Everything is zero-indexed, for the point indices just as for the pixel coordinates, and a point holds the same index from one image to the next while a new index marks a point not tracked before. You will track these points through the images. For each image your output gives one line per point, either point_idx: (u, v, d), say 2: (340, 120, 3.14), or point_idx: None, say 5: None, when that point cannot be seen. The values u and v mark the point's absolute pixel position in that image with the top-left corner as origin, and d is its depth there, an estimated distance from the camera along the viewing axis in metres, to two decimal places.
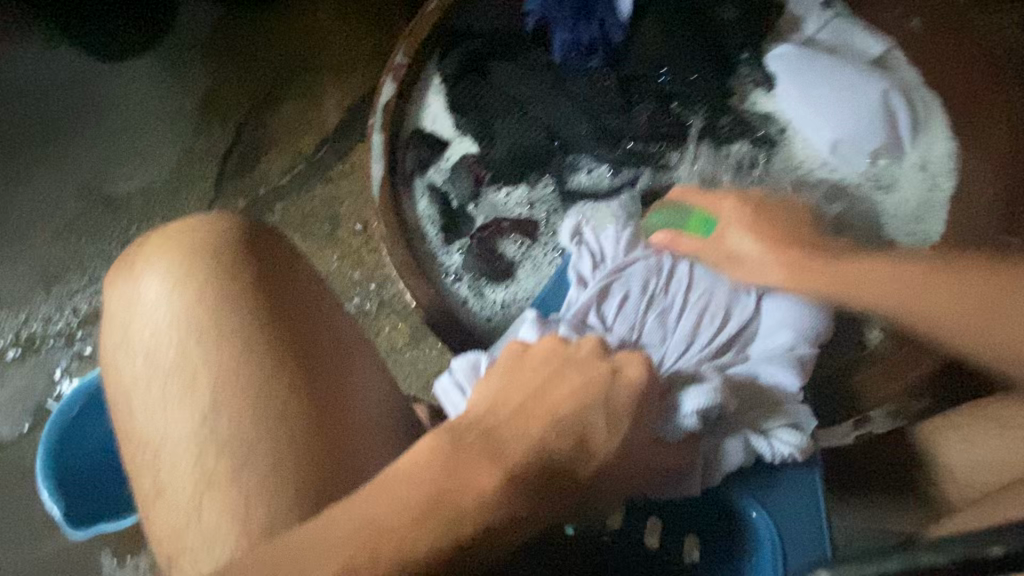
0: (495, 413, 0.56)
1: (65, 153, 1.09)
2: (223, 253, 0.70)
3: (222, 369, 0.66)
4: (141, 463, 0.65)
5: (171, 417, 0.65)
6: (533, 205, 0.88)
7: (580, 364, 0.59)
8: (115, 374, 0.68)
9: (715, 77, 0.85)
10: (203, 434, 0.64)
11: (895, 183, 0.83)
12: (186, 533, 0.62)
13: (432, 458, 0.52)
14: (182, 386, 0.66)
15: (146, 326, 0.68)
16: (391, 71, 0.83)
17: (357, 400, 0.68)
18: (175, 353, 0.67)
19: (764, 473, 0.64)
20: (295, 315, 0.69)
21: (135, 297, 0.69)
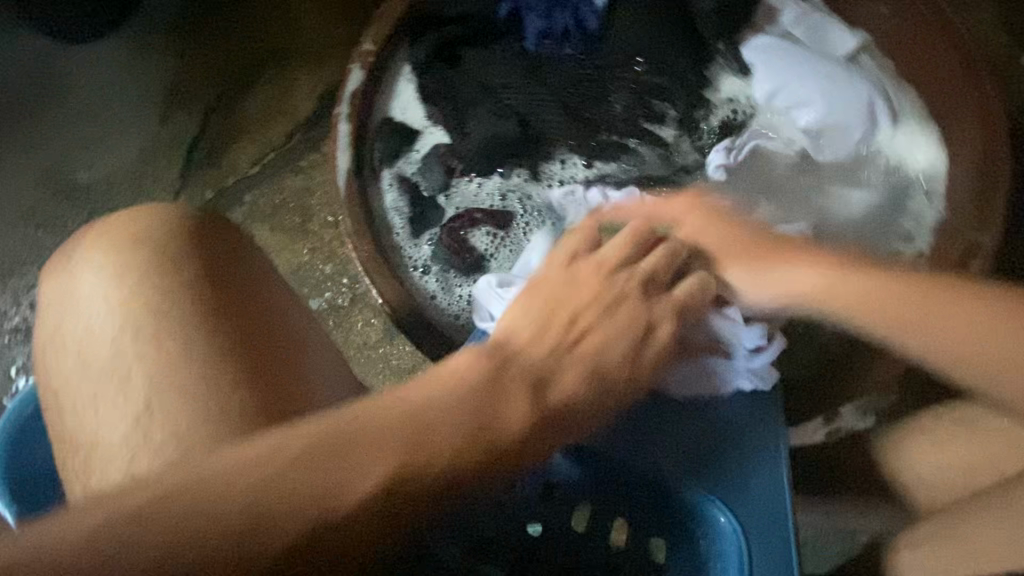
0: (535, 347, 0.53)
1: (21, 141, 1.04)
2: (160, 240, 0.54)
3: (162, 366, 0.50)
4: (79, 489, 0.49)
5: (103, 422, 0.49)
6: (505, 196, 0.79)
7: (615, 310, 0.56)
8: (44, 385, 0.53)
9: (693, 67, 0.79)
10: (136, 439, 0.48)
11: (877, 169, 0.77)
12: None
13: (476, 384, 0.48)
14: (108, 389, 0.50)
15: (81, 325, 0.52)
16: (359, 58, 0.75)
17: (313, 396, 0.53)
18: (105, 351, 0.51)
19: (730, 466, 0.56)
20: (239, 304, 0.54)
21: (67, 293, 0.54)
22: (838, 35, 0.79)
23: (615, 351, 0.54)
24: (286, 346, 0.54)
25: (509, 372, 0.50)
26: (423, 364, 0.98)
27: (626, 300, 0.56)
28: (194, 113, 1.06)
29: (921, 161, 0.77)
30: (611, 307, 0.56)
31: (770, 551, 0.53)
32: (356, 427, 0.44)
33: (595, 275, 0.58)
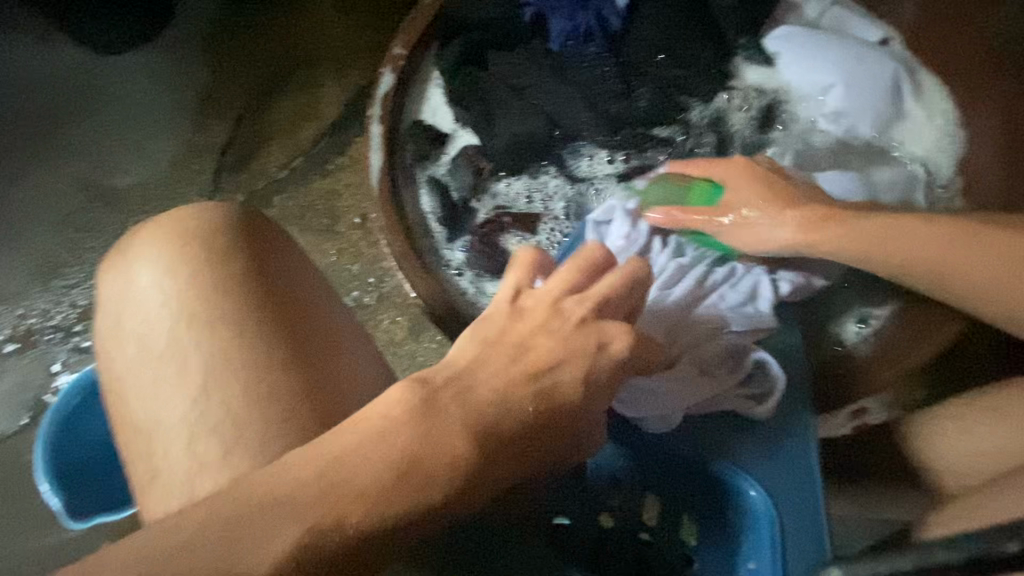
0: (475, 372, 0.46)
1: (62, 148, 1.09)
2: (214, 234, 0.57)
3: (217, 352, 0.53)
4: (141, 469, 0.53)
5: (164, 404, 0.53)
6: (532, 196, 0.82)
7: (565, 330, 0.49)
8: (106, 372, 0.56)
9: (715, 64, 0.81)
10: (195, 421, 0.52)
11: (905, 144, 0.78)
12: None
13: (406, 416, 0.42)
14: (167, 374, 0.53)
15: (138, 315, 0.55)
16: (390, 62, 0.78)
17: (354, 388, 0.56)
18: (163, 340, 0.54)
19: (767, 458, 0.57)
20: (287, 294, 0.57)
21: (125, 285, 0.56)
22: (860, 24, 0.81)
23: (566, 378, 0.48)
24: (331, 336, 0.57)
25: (441, 399, 0.44)
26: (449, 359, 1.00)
27: (580, 324, 0.50)
28: (227, 119, 1.10)
29: (942, 151, 0.77)
30: (559, 331, 0.49)
31: (804, 542, 0.54)
32: (278, 491, 0.40)
33: (544, 300, 0.51)
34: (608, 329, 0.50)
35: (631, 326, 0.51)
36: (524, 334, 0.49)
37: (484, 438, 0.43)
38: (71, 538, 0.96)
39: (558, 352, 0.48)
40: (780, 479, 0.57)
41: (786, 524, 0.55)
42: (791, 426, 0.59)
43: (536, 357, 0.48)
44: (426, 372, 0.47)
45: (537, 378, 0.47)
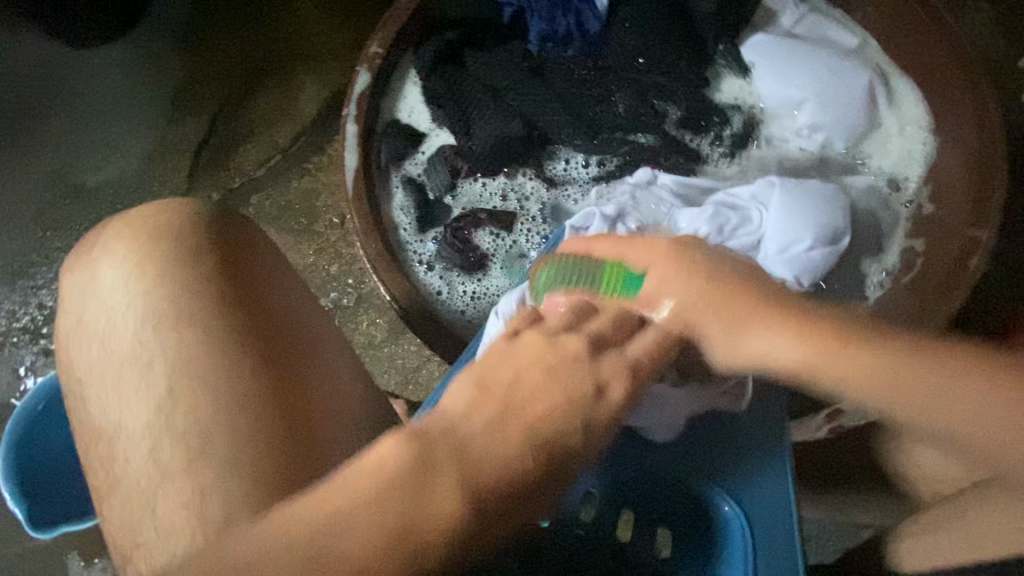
0: (470, 422, 0.45)
1: (30, 144, 1.06)
2: (180, 232, 0.55)
3: (181, 358, 0.52)
4: (101, 475, 0.51)
5: (125, 410, 0.51)
6: (508, 195, 0.81)
7: (565, 371, 0.48)
8: (66, 376, 0.54)
9: (695, 68, 0.81)
10: (161, 423, 0.50)
11: (875, 154, 0.80)
12: (140, 530, 0.49)
13: (394, 477, 0.42)
14: (131, 376, 0.52)
15: (99, 319, 0.54)
16: (366, 61, 0.74)
17: (324, 393, 0.54)
18: (127, 343, 0.52)
19: (740, 469, 0.58)
20: (254, 296, 0.55)
21: (88, 285, 0.55)
22: (837, 32, 0.81)
23: (562, 418, 0.46)
24: (298, 344, 0.55)
25: (436, 453, 0.43)
26: (428, 361, 0.99)
27: (578, 366, 0.48)
28: (202, 116, 1.07)
29: (907, 162, 0.79)
30: (556, 372, 0.48)
31: (776, 554, 0.55)
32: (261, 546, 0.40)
33: (540, 340, 0.50)
34: (607, 371, 0.49)
35: (629, 363, 0.50)
36: (520, 377, 0.48)
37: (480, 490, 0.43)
38: (39, 544, 0.94)
39: (551, 402, 0.47)
40: (753, 491, 0.57)
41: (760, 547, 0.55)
42: (765, 444, 0.58)
43: (528, 403, 0.46)
44: (419, 423, 0.46)
45: (532, 430, 0.46)
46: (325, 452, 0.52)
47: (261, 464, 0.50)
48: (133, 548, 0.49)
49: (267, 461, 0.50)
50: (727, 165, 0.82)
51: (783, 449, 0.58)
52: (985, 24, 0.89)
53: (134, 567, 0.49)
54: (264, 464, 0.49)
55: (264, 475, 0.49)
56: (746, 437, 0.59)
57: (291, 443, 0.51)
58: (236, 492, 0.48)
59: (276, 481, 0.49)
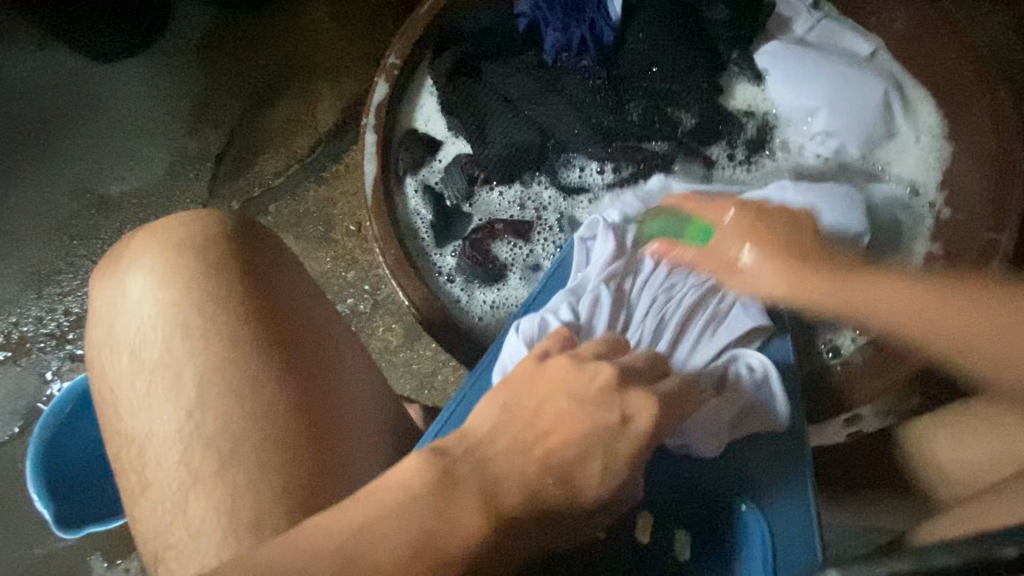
0: (494, 444, 0.47)
1: (57, 156, 1.09)
2: (206, 244, 0.57)
3: (210, 363, 0.54)
4: (133, 478, 0.53)
5: (157, 416, 0.53)
6: (524, 204, 0.83)
7: (587, 400, 0.49)
8: (98, 382, 0.56)
9: (708, 76, 0.82)
10: (190, 429, 0.52)
11: (893, 161, 0.80)
12: (172, 532, 0.51)
13: (420, 486, 0.43)
14: (161, 384, 0.54)
15: (131, 323, 0.55)
16: (385, 72, 0.77)
17: (346, 400, 0.56)
18: (157, 351, 0.54)
19: (761, 472, 0.59)
20: (277, 306, 0.56)
21: (118, 294, 0.56)
22: (849, 38, 0.82)
23: (583, 445, 0.48)
24: (321, 351, 0.56)
25: (458, 471, 0.45)
26: (444, 366, 1.00)
27: (601, 395, 0.49)
28: (223, 127, 1.10)
29: (923, 170, 0.79)
30: (583, 403, 0.49)
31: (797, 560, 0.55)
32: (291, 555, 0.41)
33: (564, 361, 0.50)
34: (631, 404, 0.49)
35: (655, 399, 0.50)
36: (544, 405, 0.49)
37: (500, 502, 0.44)
38: (63, 546, 0.96)
39: (576, 433, 0.48)
40: (775, 496, 0.58)
41: (779, 560, 0.55)
42: (790, 455, 0.59)
43: (549, 429, 0.48)
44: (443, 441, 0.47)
45: (553, 457, 0.47)
46: (350, 458, 0.54)
47: (289, 468, 0.52)
48: (166, 547, 0.52)
49: (294, 465, 0.52)
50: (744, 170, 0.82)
51: (805, 455, 0.59)
52: (999, 27, 0.89)
53: (166, 565, 0.51)
54: (291, 468, 0.51)
55: (292, 482, 0.51)
56: (767, 452, 0.59)
57: (318, 448, 0.52)
58: (266, 495, 0.51)
59: (302, 488, 0.51)
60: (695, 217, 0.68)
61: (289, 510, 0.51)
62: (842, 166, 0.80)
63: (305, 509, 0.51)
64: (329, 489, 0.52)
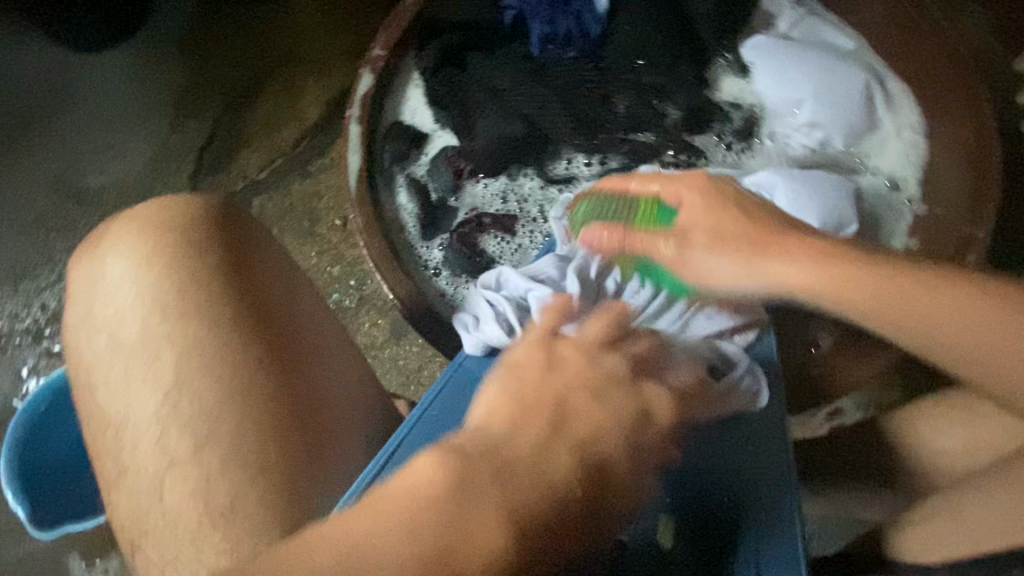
0: (517, 442, 0.42)
1: (34, 147, 1.07)
2: (181, 231, 0.55)
3: (186, 347, 0.52)
4: (109, 468, 0.52)
5: (133, 402, 0.52)
6: (512, 197, 0.82)
7: (610, 392, 0.46)
8: (74, 364, 0.55)
9: (694, 69, 0.82)
10: (166, 418, 0.51)
11: (871, 154, 0.82)
12: (148, 518, 0.50)
13: (436, 495, 0.38)
14: (138, 372, 0.52)
15: (107, 305, 0.54)
16: (369, 63, 0.75)
17: (327, 389, 0.55)
18: (136, 333, 0.53)
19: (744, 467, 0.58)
20: (255, 295, 0.55)
21: (96, 274, 0.55)
22: (831, 35, 0.84)
23: (612, 437, 0.44)
24: (308, 338, 0.56)
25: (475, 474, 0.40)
26: (430, 361, 0.99)
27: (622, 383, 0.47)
28: (204, 119, 1.08)
29: (903, 168, 0.80)
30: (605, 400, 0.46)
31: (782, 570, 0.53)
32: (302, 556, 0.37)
33: (580, 354, 0.48)
34: (648, 391, 0.48)
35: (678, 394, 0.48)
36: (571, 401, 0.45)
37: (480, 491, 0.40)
38: (39, 546, 0.93)
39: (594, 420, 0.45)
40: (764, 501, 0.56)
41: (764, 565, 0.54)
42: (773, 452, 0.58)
43: (574, 439, 0.43)
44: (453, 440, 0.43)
45: (587, 450, 0.43)
46: (332, 461, 0.53)
47: (268, 458, 0.50)
48: (142, 534, 0.51)
49: (274, 456, 0.51)
50: (728, 160, 0.84)
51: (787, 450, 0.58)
52: (979, 26, 0.91)
53: (143, 555, 0.50)
54: (272, 457, 0.50)
55: (271, 473, 0.50)
56: (746, 454, 0.59)
57: (300, 437, 0.52)
58: (244, 483, 0.50)
59: (280, 482, 0.50)
60: (646, 197, 0.61)
61: (270, 504, 0.49)
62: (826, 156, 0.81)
63: (284, 502, 0.50)
64: (312, 477, 0.51)
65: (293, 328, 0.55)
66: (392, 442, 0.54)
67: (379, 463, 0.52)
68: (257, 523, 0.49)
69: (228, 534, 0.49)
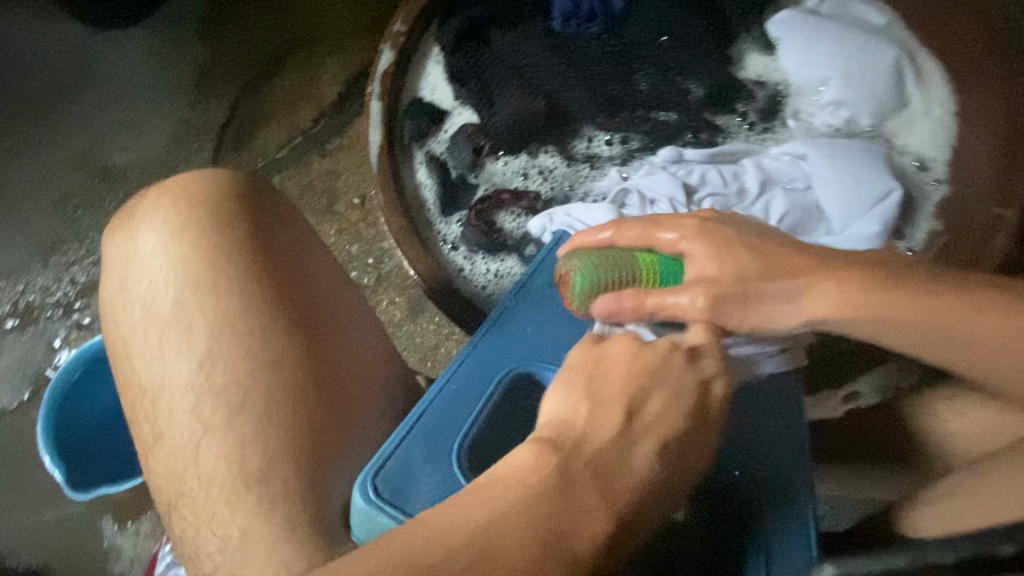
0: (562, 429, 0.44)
1: (61, 125, 1.08)
2: (212, 206, 0.57)
3: (218, 317, 0.54)
4: (147, 429, 0.54)
5: (169, 367, 0.54)
6: (530, 174, 0.82)
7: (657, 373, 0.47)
8: (110, 332, 0.56)
9: (717, 46, 0.81)
10: (200, 383, 0.53)
11: (903, 132, 0.79)
12: (184, 480, 0.52)
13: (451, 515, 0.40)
14: (176, 335, 0.54)
15: (142, 279, 0.56)
16: (391, 40, 0.77)
17: (355, 363, 0.57)
18: (168, 304, 0.55)
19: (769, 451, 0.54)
20: (287, 266, 0.57)
21: (130, 250, 0.57)
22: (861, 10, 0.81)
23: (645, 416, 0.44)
24: (334, 310, 0.57)
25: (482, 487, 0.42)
26: (447, 338, 1.01)
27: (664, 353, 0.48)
28: (225, 96, 1.09)
29: (933, 151, 0.78)
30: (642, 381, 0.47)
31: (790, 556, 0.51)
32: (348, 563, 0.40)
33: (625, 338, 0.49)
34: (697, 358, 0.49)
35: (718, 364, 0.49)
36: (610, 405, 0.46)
37: None
38: (74, 508, 0.98)
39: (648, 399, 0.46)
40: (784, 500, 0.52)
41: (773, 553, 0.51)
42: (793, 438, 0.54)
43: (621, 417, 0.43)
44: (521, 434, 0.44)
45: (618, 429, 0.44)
46: (358, 429, 0.55)
47: (296, 426, 0.52)
48: (178, 496, 0.53)
49: (303, 428, 0.52)
50: (751, 140, 0.81)
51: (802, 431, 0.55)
52: None
53: (180, 509, 0.53)
54: (299, 427, 0.52)
55: (300, 439, 0.52)
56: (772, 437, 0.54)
57: (327, 406, 0.54)
58: (274, 450, 0.51)
59: (308, 450, 0.52)
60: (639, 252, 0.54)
61: (294, 476, 0.51)
62: (857, 133, 0.78)
63: (309, 468, 0.52)
64: (334, 447, 0.53)
65: (326, 306, 0.57)
66: (422, 405, 0.53)
67: (406, 429, 0.52)
68: (287, 486, 0.51)
69: (259, 496, 0.51)
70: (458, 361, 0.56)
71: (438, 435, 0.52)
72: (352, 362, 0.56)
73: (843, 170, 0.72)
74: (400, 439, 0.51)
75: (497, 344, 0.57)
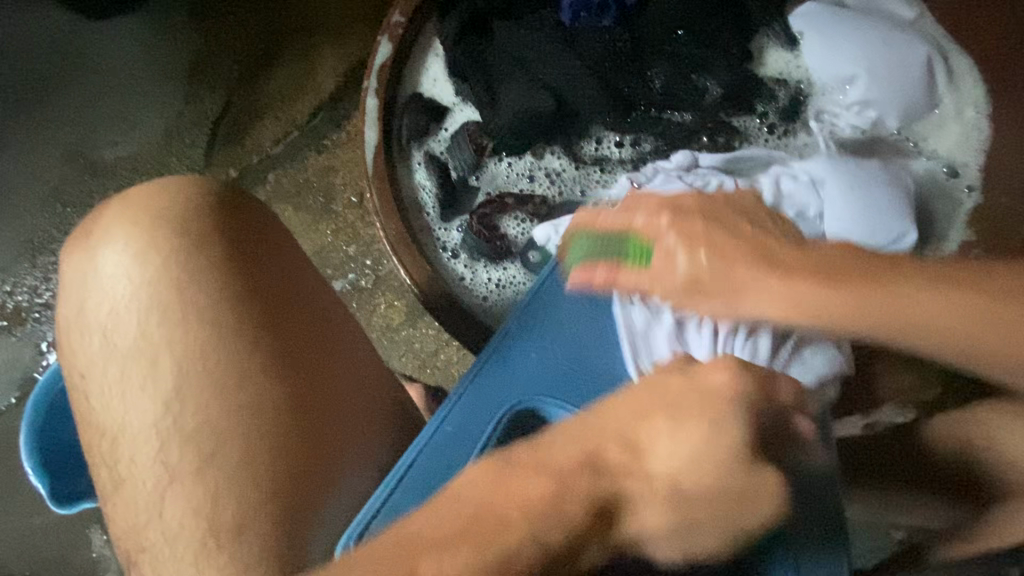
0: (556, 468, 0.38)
1: (48, 119, 1.04)
2: (185, 225, 0.53)
3: (188, 350, 0.50)
4: (105, 477, 0.50)
5: (133, 406, 0.50)
6: (536, 176, 0.78)
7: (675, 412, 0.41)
8: (69, 366, 0.52)
9: (736, 42, 0.77)
10: (167, 425, 0.49)
11: (931, 136, 0.74)
12: (147, 534, 0.49)
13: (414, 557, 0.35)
14: (141, 371, 0.50)
15: (104, 305, 0.52)
16: (387, 30, 0.71)
17: (344, 391, 0.53)
18: (132, 337, 0.51)
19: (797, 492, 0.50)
20: (269, 288, 0.53)
21: (88, 269, 0.52)
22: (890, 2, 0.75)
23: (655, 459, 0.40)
24: (325, 327, 0.54)
25: None
26: (446, 344, 0.97)
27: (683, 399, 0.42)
28: (218, 90, 1.04)
29: (963, 157, 0.73)
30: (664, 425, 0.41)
31: None
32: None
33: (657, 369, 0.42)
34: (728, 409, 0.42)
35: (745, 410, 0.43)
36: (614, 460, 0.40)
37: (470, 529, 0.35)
38: (60, 516, 0.95)
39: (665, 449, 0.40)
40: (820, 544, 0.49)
41: None
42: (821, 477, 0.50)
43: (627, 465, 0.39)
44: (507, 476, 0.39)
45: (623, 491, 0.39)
46: (345, 462, 0.52)
47: (275, 471, 0.49)
48: (140, 550, 0.49)
49: (286, 467, 0.49)
50: (768, 141, 0.77)
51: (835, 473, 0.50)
52: None
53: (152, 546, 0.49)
54: (281, 466, 0.49)
55: (279, 484, 0.49)
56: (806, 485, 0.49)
57: (311, 442, 0.50)
58: (250, 499, 0.48)
59: (290, 493, 0.49)
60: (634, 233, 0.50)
61: (273, 526, 0.48)
62: (879, 137, 0.74)
63: (293, 514, 0.49)
64: (319, 483, 0.50)
65: (308, 331, 0.53)
66: (412, 453, 0.52)
67: (392, 483, 0.50)
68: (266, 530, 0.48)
69: (233, 553, 0.47)
70: (453, 399, 0.56)
71: (427, 487, 0.51)
72: (340, 390, 0.53)
73: (857, 199, 0.66)
74: (384, 497, 0.50)
75: (489, 384, 0.56)
